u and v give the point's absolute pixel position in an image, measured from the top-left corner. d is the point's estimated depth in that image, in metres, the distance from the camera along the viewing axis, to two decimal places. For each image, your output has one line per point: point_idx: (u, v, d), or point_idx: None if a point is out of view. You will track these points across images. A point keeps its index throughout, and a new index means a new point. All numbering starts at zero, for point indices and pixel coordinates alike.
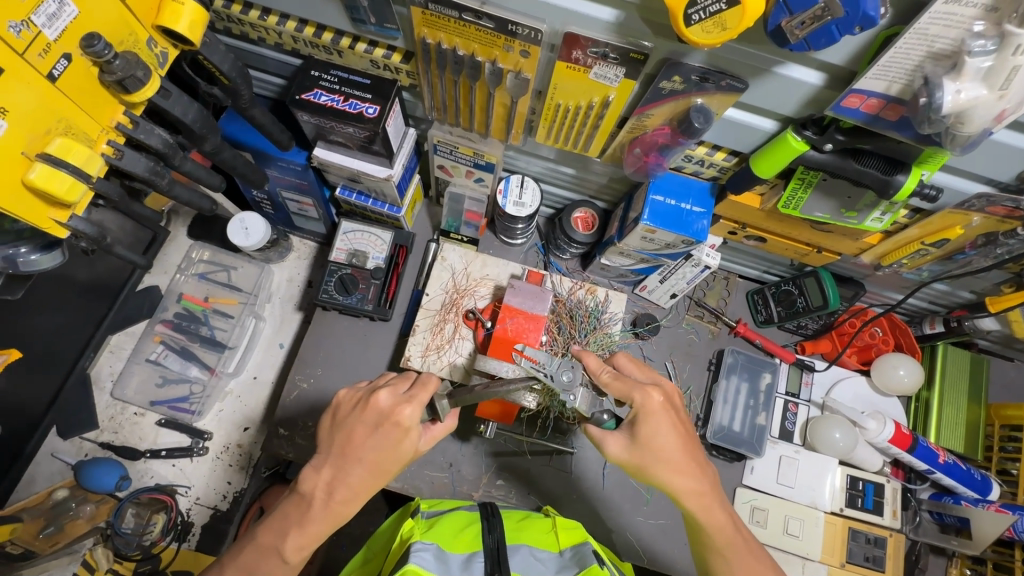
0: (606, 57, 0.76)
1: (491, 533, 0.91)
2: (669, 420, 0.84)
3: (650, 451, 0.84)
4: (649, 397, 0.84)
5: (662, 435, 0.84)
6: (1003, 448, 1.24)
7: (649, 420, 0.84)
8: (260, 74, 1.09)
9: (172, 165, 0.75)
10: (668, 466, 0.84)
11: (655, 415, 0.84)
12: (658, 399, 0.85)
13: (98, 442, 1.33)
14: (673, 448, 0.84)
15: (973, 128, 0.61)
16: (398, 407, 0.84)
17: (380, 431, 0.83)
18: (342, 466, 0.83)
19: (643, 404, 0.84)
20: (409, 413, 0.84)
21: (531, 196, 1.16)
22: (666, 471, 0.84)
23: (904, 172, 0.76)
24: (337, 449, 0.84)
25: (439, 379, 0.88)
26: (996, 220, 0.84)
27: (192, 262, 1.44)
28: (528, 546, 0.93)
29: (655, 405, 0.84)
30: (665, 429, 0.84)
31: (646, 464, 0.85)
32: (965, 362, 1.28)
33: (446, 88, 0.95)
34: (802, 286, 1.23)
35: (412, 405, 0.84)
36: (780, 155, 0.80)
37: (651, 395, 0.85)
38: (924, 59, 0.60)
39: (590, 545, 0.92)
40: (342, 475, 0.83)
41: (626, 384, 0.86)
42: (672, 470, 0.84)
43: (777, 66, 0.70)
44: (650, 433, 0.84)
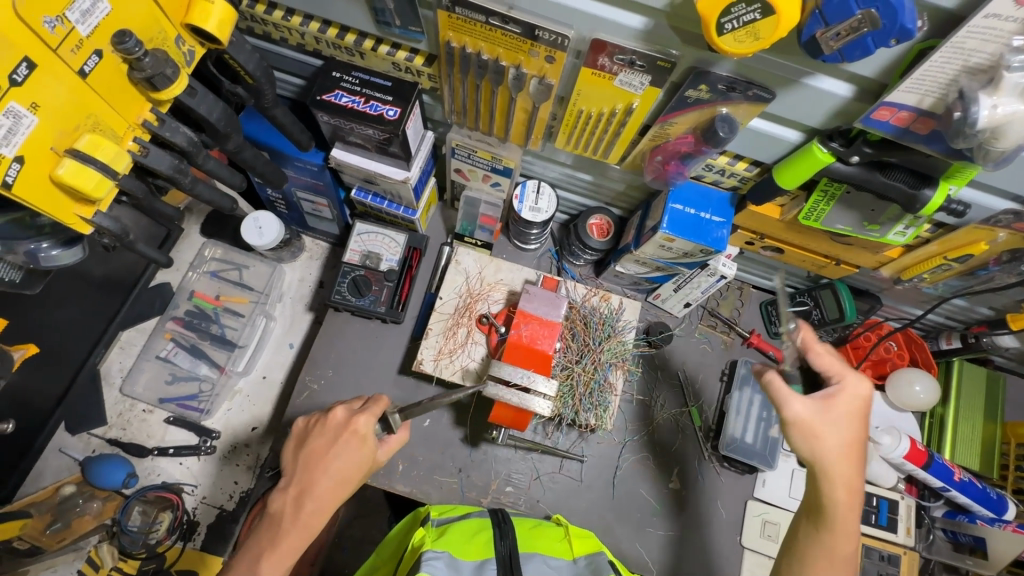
0: (632, 64, 0.75)
1: (503, 539, 0.90)
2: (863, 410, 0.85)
3: (834, 427, 0.83)
4: (849, 383, 0.85)
5: (847, 428, 0.83)
6: (1019, 466, 1.23)
7: (842, 412, 0.84)
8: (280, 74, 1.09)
9: (195, 163, 0.75)
10: (849, 456, 0.83)
11: (850, 407, 0.85)
12: (863, 391, 0.85)
13: (106, 438, 1.32)
14: (848, 447, 0.83)
15: (1007, 144, 0.60)
16: (353, 421, 0.86)
17: (339, 445, 0.85)
18: (308, 484, 0.83)
19: (843, 392, 0.85)
20: (364, 425, 0.86)
21: (548, 201, 1.16)
22: (844, 468, 0.82)
23: (932, 187, 0.75)
24: (304, 468, 0.84)
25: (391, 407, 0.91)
26: (1022, 237, 0.83)
27: (204, 260, 1.44)
28: (542, 553, 0.92)
29: (847, 394, 0.85)
30: (853, 422, 0.84)
31: (811, 449, 0.83)
32: (981, 379, 1.27)
33: (468, 92, 0.94)
34: (817, 298, 1.22)
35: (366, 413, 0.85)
36: (805, 165, 0.80)
37: (857, 385, 0.86)
38: (960, 73, 0.59)
39: (604, 555, 0.93)
40: (311, 491, 0.83)
41: (836, 365, 0.87)
42: (844, 461, 0.82)
43: (806, 77, 0.70)
44: (846, 415, 0.84)
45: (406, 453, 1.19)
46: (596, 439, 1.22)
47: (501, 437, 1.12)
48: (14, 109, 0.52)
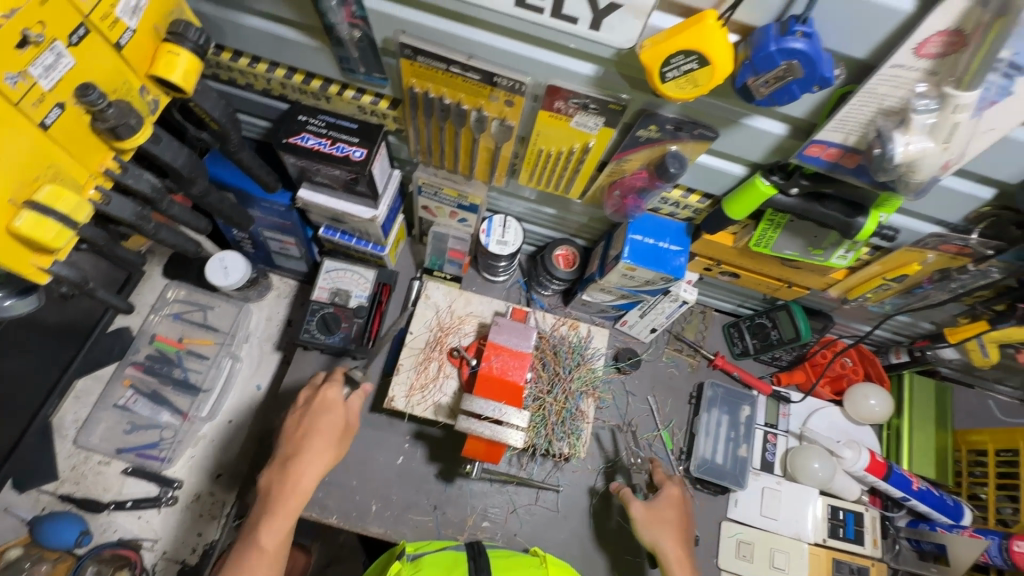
0: (586, 107, 0.80)
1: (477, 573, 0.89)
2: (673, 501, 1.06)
3: (654, 518, 1.03)
4: (668, 488, 1.07)
5: (673, 523, 1.03)
6: (972, 473, 1.29)
7: (669, 508, 1.05)
8: (246, 117, 1.10)
9: (158, 208, 0.75)
10: (674, 539, 1.01)
11: (675, 505, 1.05)
12: (677, 490, 1.07)
13: (57, 494, 1.25)
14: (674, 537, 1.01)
15: (922, 176, 0.66)
16: (317, 395, 1.02)
17: (320, 411, 1.00)
18: (303, 445, 0.96)
19: (666, 495, 1.06)
20: (333, 395, 1.02)
21: (514, 235, 1.20)
22: (672, 549, 1.00)
23: (864, 215, 0.81)
24: (298, 437, 0.98)
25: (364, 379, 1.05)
26: (949, 257, 0.90)
27: (166, 302, 1.41)
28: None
29: (671, 495, 1.06)
30: (675, 517, 1.04)
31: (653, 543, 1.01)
32: (930, 390, 1.34)
33: (432, 134, 0.98)
34: (775, 319, 1.28)
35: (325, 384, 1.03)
36: (750, 198, 0.85)
37: (672, 487, 1.08)
38: (876, 114, 0.66)
39: None
40: (295, 453, 0.96)
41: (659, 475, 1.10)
42: (671, 542, 1.01)
43: (744, 118, 0.76)
44: (665, 504, 1.05)
45: (380, 492, 1.17)
46: (570, 468, 1.22)
47: (475, 471, 1.10)
48: None
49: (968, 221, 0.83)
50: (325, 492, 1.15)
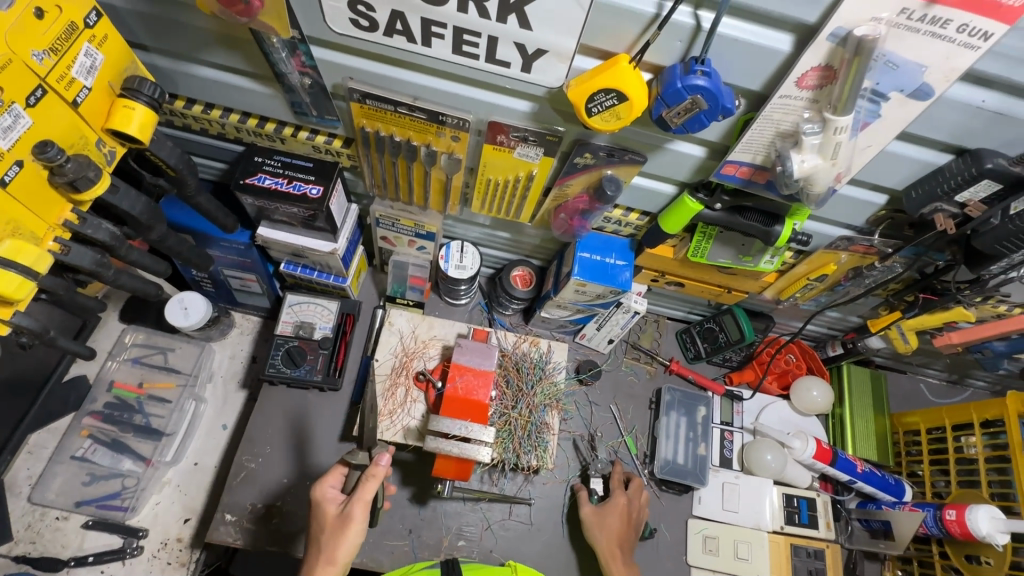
0: (526, 139, 0.88)
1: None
2: (618, 509, 1.17)
3: (599, 519, 1.16)
4: (616, 498, 1.19)
5: (614, 528, 1.14)
6: (909, 452, 1.40)
7: (613, 515, 1.16)
8: (201, 160, 1.13)
9: (117, 255, 0.77)
10: (613, 547, 1.12)
11: (619, 515, 1.16)
12: (624, 501, 1.18)
13: (13, 556, 1.20)
14: (611, 542, 1.13)
15: (819, 188, 0.76)
16: (324, 493, 0.96)
17: (315, 512, 0.95)
18: (312, 549, 0.92)
19: (614, 503, 1.18)
20: (331, 493, 0.97)
21: (471, 258, 1.25)
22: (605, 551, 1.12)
23: (781, 223, 0.91)
24: (326, 526, 0.92)
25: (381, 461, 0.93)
26: (859, 256, 1.00)
27: (125, 347, 1.39)
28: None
29: (616, 505, 1.17)
30: (615, 523, 1.15)
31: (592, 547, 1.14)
32: (866, 378, 1.45)
33: (386, 168, 1.03)
34: (721, 322, 1.38)
35: (318, 482, 0.97)
36: (681, 214, 0.94)
37: (621, 496, 1.19)
38: (774, 136, 0.75)
39: None
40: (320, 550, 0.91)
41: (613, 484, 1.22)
42: (608, 547, 1.12)
43: (667, 144, 0.84)
44: (609, 508, 1.17)
45: None
46: (541, 480, 1.26)
47: (447, 491, 1.12)
48: None
49: (870, 223, 0.94)
50: (298, 526, 1.15)
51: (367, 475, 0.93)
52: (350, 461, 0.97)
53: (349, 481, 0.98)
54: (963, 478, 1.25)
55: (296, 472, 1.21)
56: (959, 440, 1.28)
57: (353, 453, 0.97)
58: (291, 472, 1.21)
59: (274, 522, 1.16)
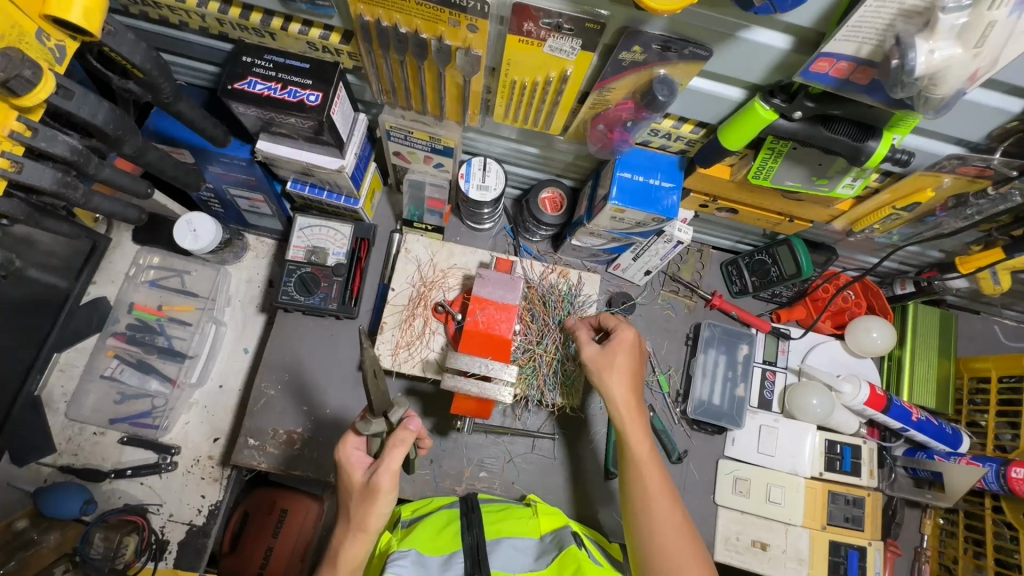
0: (560, 28, 0.70)
1: (470, 529, 0.91)
2: (625, 352, 0.96)
3: (610, 369, 0.95)
4: (622, 333, 0.97)
5: (624, 367, 0.95)
6: (972, 401, 1.28)
7: (620, 353, 0.96)
8: (175, 59, 0.98)
9: (86, 173, 0.67)
10: (623, 391, 0.94)
11: (626, 350, 0.96)
12: (631, 337, 0.97)
13: (58, 466, 1.26)
14: (622, 389, 0.94)
15: (946, 90, 0.58)
16: (349, 450, 0.82)
17: (340, 476, 0.82)
18: (342, 514, 0.81)
19: (619, 339, 0.97)
20: (356, 456, 0.82)
21: (495, 178, 1.11)
22: (620, 408, 0.93)
23: (876, 138, 0.73)
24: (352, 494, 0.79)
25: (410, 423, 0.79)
26: (966, 181, 0.82)
27: (141, 269, 1.35)
28: (508, 537, 0.93)
29: (622, 343, 0.96)
30: (623, 366, 0.95)
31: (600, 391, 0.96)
32: (935, 319, 1.29)
33: (393, 69, 0.88)
34: (775, 255, 1.22)
35: (341, 443, 0.82)
36: (748, 125, 0.76)
37: (627, 331, 0.98)
38: (896, 16, 0.56)
39: (568, 528, 0.94)
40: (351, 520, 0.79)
41: (615, 320, 1.00)
42: (621, 398, 0.94)
43: (742, 31, 0.65)
44: (617, 350, 0.96)
45: None
46: (566, 416, 1.21)
47: (467, 427, 1.08)
48: None
49: (991, 139, 0.75)
50: (319, 452, 1.15)
51: (394, 441, 0.77)
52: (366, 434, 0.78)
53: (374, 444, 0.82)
54: None
55: (315, 400, 1.18)
56: None
57: (367, 421, 0.78)
58: (311, 400, 1.19)
59: (296, 447, 1.15)
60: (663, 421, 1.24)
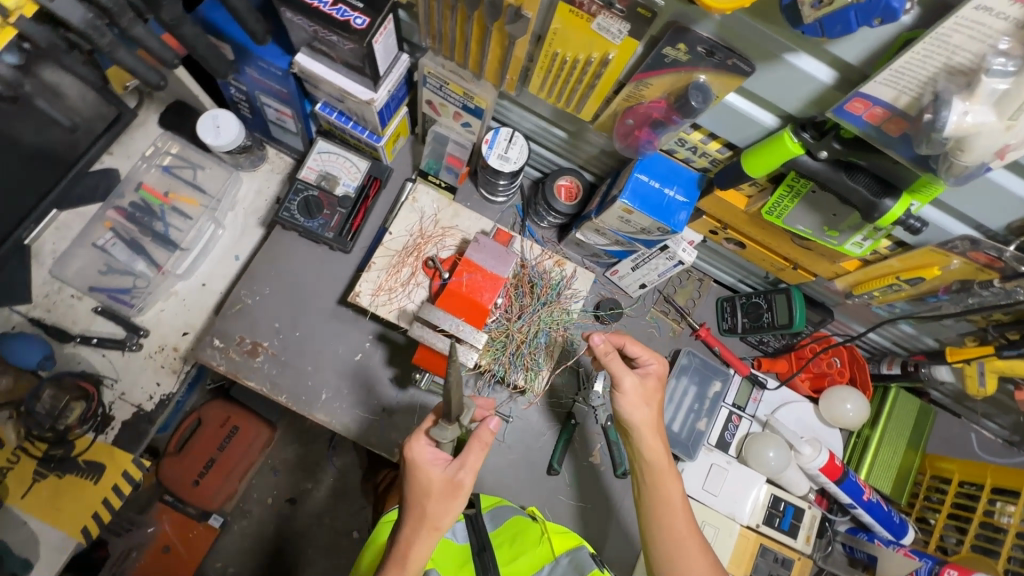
0: (611, 7, 0.70)
1: (483, 570, 0.88)
2: (655, 386, 0.98)
3: (646, 404, 0.95)
4: (654, 366, 0.99)
5: (656, 398, 0.97)
6: (927, 497, 1.26)
7: (655, 383, 0.98)
8: None
9: (118, 25, 0.68)
10: (654, 432, 0.95)
11: (659, 382, 0.98)
12: (661, 369, 1.00)
13: (28, 317, 1.27)
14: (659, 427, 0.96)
15: (972, 158, 0.57)
16: (418, 446, 0.82)
17: (413, 474, 0.82)
18: (410, 513, 0.81)
19: (653, 370, 0.98)
20: (429, 454, 0.83)
21: (518, 151, 1.11)
22: (661, 460, 0.95)
23: (894, 198, 0.71)
24: (430, 492, 0.81)
25: (489, 423, 0.84)
26: (974, 268, 0.80)
27: (160, 153, 1.37)
28: (523, 571, 0.89)
29: (656, 375, 0.98)
30: (654, 398, 0.97)
31: (636, 437, 0.96)
32: (913, 408, 1.27)
33: (444, 13, 0.88)
34: (771, 301, 1.21)
35: (411, 443, 0.82)
36: (773, 155, 0.76)
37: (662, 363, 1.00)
38: (939, 71, 0.55)
39: (585, 549, 0.91)
40: (422, 516, 0.80)
41: (642, 351, 0.99)
42: (655, 450, 0.95)
43: (788, 54, 0.65)
44: (648, 388, 0.97)
45: (332, 383, 1.17)
46: (521, 400, 1.21)
47: (425, 381, 1.12)
48: None
49: (1008, 229, 0.73)
50: (281, 371, 1.16)
51: (474, 443, 0.83)
52: (440, 440, 0.81)
53: (448, 445, 0.84)
54: (979, 542, 1.11)
55: (289, 321, 1.19)
56: (993, 504, 1.12)
57: (443, 428, 0.80)
58: (285, 320, 1.19)
59: (258, 360, 1.16)
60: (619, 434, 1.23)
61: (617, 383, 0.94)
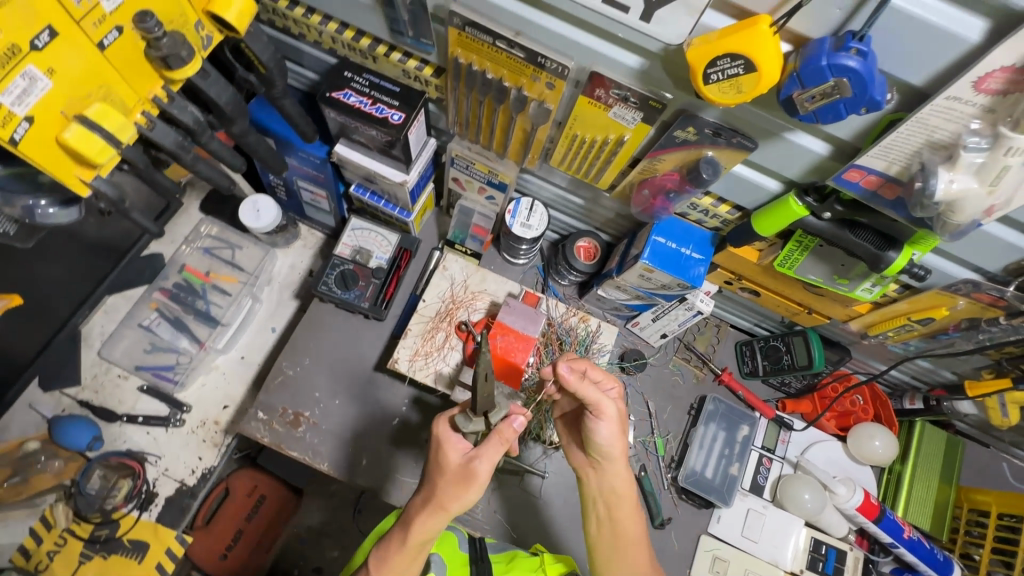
0: (626, 100, 0.79)
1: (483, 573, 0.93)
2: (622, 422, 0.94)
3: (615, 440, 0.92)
4: (619, 394, 0.95)
5: (620, 430, 0.95)
6: (968, 532, 1.26)
7: (617, 414, 0.94)
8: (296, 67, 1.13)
9: (199, 142, 0.77)
10: (621, 460, 0.94)
11: (623, 412, 0.96)
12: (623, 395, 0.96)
13: (78, 399, 1.33)
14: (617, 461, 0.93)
15: (962, 217, 0.64)
16: (443, 431, 0.88)
17: (435, 454, 0.87)
18: (426, 487, 0.87)
19: (617, 400, 0.94)
20: (453, 438, 0.87)
21: (539, 219, 1.20)
22: (623, 489, 0.94)
23: (897, 250, 0.78)
24: (443, 472, 0.85)
25: (512, 420, 0.84)
26: (980, 307, 0.86)
27: (200, 236, 1.45)
28: None
29: (621, 403, 0.94)
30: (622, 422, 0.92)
31: (606, 463, 0.93)
32: (941, 442, 1.29)
33: (471, 106, 0.98)
34: (790, 343, 1.27)
35: (438, 422, 0.89)
36: (781, 216, 0.83)
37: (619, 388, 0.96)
38: (923, 146, 0.63)
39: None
40: (433, 497, 0.84)
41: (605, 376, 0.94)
42: (622, 479, 0.94)
43: (786, 132, 0.73)
44: (617, 424, 0.92)
45: (371, 448, 1.21)
46: (556, 455, 1.24)
47: None
48: (31, 72, 0.53)
49: (1007, 272, 0.80)
50: (322, 439, 1.20)
51: (493, 437, 0.84)
52: (464, 429, 0.87)
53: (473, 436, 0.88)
54: None
55: (328, 389, 1.24)
56: None
57: (468, 418, 0.87)
58: (325, 388, 1.24)
59: (300, 430, 1.20)
60: (652, 484, 1.24)
61: (593, 415, 0.89)
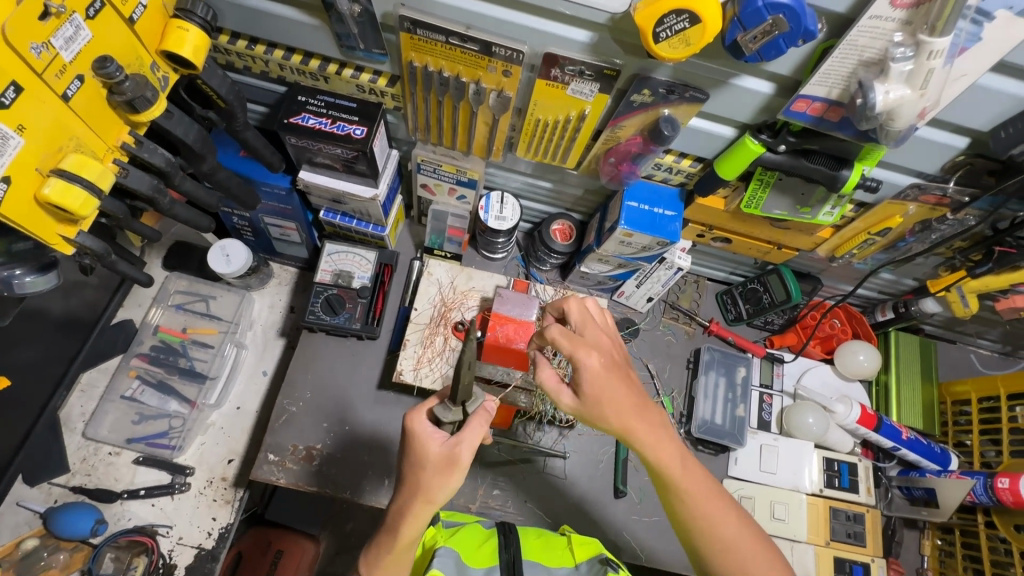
0: (582, 74, 0.83)
1: (507, 548, 0.89)
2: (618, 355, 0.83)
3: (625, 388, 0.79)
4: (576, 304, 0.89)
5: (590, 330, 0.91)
6: (957, 422, 1.36)
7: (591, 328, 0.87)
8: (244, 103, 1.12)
9: (170, 184, 0.76)
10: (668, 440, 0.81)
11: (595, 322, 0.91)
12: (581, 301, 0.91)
13: (69, 487, 1.25)
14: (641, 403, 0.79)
15: (902, 123, 0.71)
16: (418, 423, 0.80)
17: (412, 446, 0.80)
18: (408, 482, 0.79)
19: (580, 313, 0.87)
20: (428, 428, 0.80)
21: (512, 210, 1.22)
22: (698, 490, 0.81)
23: (849, 167, 0.86)
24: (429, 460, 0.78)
25: (491, 402, 0.82)
26: (928, 208, 0.95)
27: (168, 293, 1.41)
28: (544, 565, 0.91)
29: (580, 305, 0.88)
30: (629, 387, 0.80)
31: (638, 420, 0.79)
32: (916, 345, 1.40)
33: (430, 109, 1.00)
34: (766, 283, 1.33)
35: (410, 415, 0.80)
36: (741, 157, 0.89)
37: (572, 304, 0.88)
38: (857, 66, 0.70)
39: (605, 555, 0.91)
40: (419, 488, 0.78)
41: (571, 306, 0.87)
42: (682, 470, 0.81)
43: (733, 78, 0.79)
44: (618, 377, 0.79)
45: (392, 468, 1.20)
46: (572, 433, 1.26)
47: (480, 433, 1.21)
48: (2, 131, 0.53)
49: (945, 171, 0.88)
50: (340, 468, 1.18)
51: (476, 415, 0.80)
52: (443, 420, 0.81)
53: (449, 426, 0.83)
54: (1015, 448, 1.21)
55: (337, 418, 1.22)
56: (1014, 409, 1.22)
57: (446, 407, 0.81)
58: (332, 417, 1.22)
59: (315, 464, 1.18)
60: None
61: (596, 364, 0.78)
